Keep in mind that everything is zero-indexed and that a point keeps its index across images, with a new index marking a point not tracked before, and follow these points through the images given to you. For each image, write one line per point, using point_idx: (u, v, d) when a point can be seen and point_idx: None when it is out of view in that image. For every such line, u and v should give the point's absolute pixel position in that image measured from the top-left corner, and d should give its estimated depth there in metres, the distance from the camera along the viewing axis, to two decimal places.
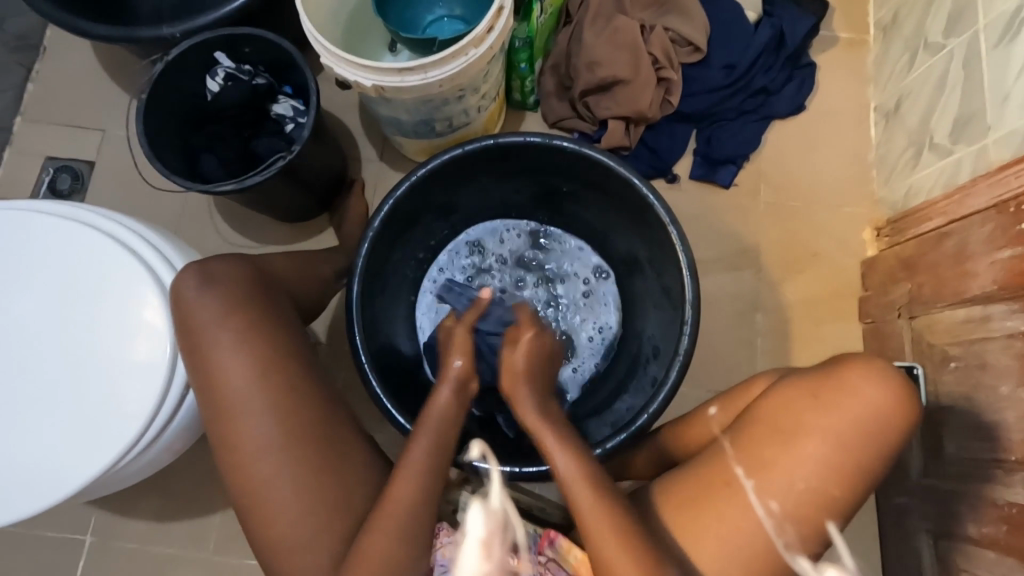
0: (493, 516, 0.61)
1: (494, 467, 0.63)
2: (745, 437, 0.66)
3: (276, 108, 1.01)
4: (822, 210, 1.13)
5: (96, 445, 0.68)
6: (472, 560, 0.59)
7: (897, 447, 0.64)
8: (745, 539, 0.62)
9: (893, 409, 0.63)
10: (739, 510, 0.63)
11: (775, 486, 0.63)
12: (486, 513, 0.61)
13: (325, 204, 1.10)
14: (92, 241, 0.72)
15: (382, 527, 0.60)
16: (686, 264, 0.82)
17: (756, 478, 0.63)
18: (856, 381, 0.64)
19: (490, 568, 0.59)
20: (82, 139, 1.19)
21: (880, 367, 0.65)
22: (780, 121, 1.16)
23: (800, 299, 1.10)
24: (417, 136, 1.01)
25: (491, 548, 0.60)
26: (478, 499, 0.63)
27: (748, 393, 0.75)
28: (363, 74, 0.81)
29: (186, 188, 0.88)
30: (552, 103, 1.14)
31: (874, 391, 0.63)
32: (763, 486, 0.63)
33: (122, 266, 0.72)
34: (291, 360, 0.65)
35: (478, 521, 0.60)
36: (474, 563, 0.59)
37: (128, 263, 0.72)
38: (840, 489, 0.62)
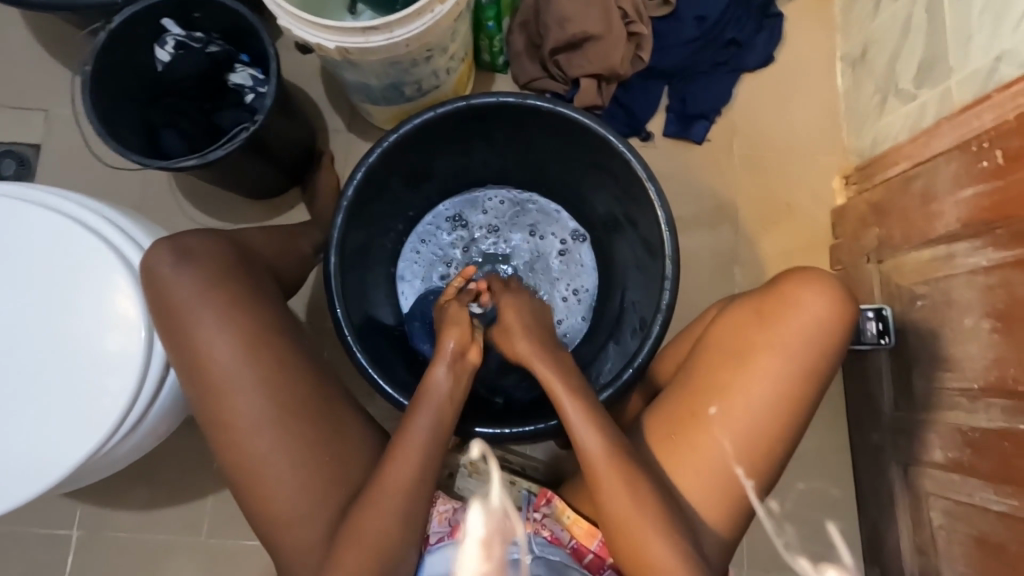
0: (493, 515, 0.67)
1: (494, 471, 0.71)
2: (702, 360, 0.70)
3: (234, 78, 0.96)
4: (793, 161, 1.15)
5: (76, 432, 0.65)
6: (473, 560, 0.64)
7: (839, 344, 0.68)
8: (714, 456, 0.66)
9: (832, 309, 0.67)
10: (705, 429, 0.67)
11: (736, 406, 0.66)
12: (487, 514, 0.66)
13: (294, 178, 1.06)
14: (50, 224, 0.69)
15: (385, 491, 0.61)
16: (664, 220, 0.83)
17: (741, 457, 0.66)
18: (796, 291, 0.68)
19: (489, 568, 0.63)
20: (23, 120, 1.11)
21: (817, 275, 0.69)
22: (749, 73, 1.17)
23: (775, 250, 1.13)
24: (386, 102, 0.98)
25: (491, 551, 0.64)
26: (478, 499, 0.68)
27: (704, 320, 0.82)
28: (325, 36, 0.77)
29: (144, 165, 0.83)
30: (523, 63, 1.11)
31: (811, 296, 0.67)
32: (727, 400, 0.67)
33: (85, 248, 0.68)
34: (277, 335, 0.64)
35: (478, 522, 0.66)
36: (474, 564, 0.63)
37: (93, 243, 0.68)
38: (796, 390, 0.66)
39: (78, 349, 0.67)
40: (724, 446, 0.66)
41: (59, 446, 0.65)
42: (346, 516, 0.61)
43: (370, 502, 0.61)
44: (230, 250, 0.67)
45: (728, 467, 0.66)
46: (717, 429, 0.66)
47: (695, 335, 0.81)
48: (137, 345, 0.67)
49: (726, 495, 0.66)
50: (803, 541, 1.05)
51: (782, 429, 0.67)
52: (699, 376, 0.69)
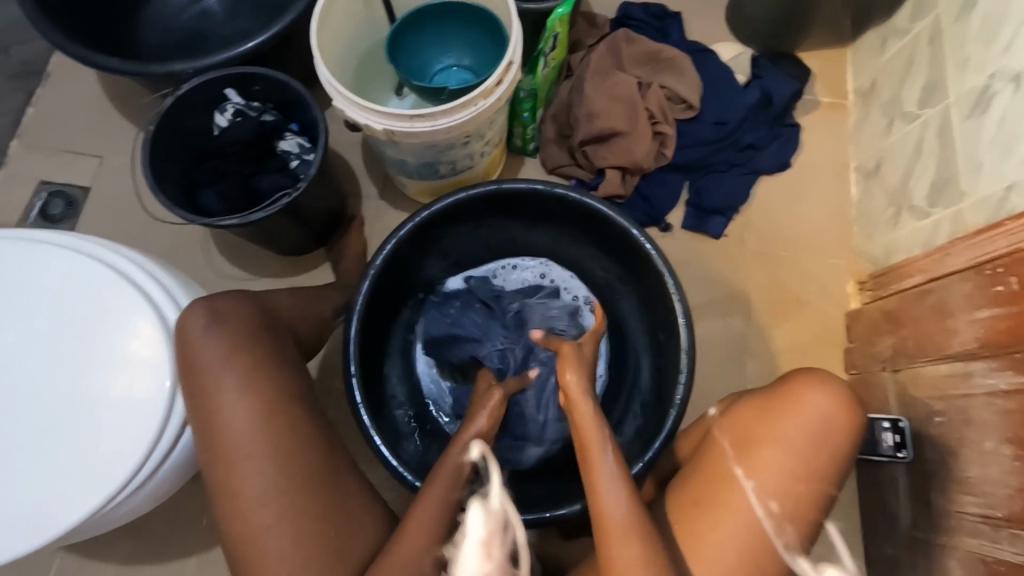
0: (493, 516, 0.55)
1: (493, 465, 0.57)
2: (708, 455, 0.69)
3: (282, 145, 1.02)
4: (808, 261, 1.18)
5: (84, 487, 0.65)
6: (472, 562, 0.53)
7: (847, 448, 0.67)
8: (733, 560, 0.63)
9: (837, 409, 0.66)
10: (715, 526, 0.64)
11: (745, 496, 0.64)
12: (487, 513, 0.55)
13: (324, 239, 1.10)
14: (93, 275, 0.71)
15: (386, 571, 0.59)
16: (681, 311, 0.84)
17: (756, 479, 0.65)
18: (800, 390, 0.67)
19: (491, 569, 0.53)
20: (78, 166, 1.18)
21: (821, 375, 0.68)
22: (767, 176, 1.22)
23: (789, 348, 1.13)
24: (420, 178, 1.03)
25: (491, 549, 0.54)
26: (477, 499, 0.56)
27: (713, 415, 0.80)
28: (374, 119, 0.83)
29: (187, 220, 0.87)
30: (552, 149, 1.18)
31: (819, 399, 0.67)
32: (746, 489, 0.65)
33: (123, 301, 0.70)
34: (295, 402, 0.64)
35: (478, 521, 0.54)
36: (474, 564, 0.53)
37: (128, 295, 0.70)
38: (811, 490, 0.65)
39: (99, 400, 0.68)
40: (734, 463, 0.66)
41: (66, 498, 0.65)
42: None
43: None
44: (258, 315, 0.69)
45: (739, 487, 0.65)
46: (729, 451, 0.67)
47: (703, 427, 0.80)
48: (157, 401, 0.67)
49: (738, 526, 0.64)
50: None
51: (790, 504, 0.65)
52: (704, 471, 0.68)
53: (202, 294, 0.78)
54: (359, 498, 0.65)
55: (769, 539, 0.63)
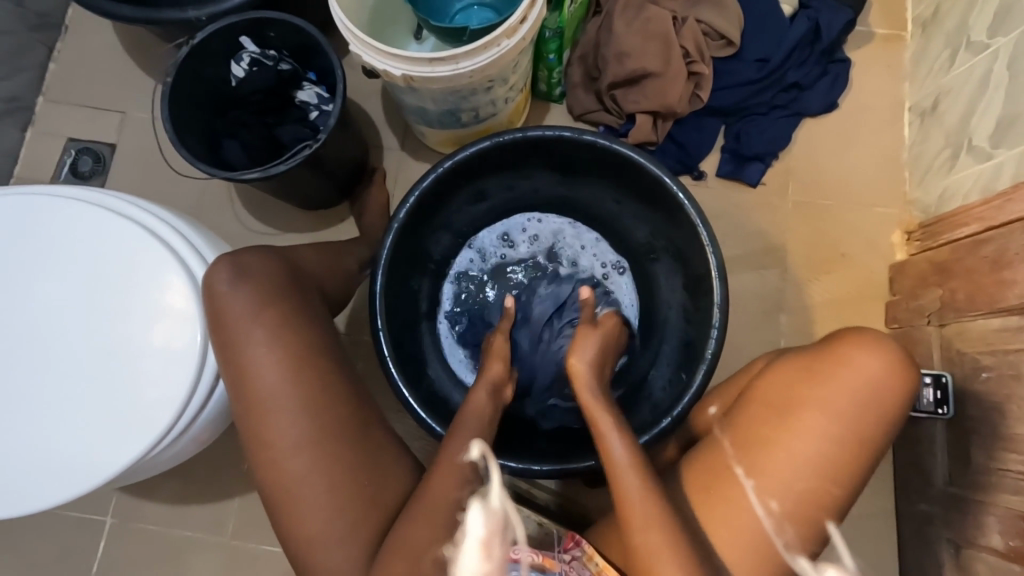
0: (493, 515, 0.54)
1: (493, 463, 0.56)
2: (740, 427, 0.67)
3: (300, 95, 0.99)
4: (852, 209, 1.11)
5: (127, 435, 0.67)
6: (471, 562, 0.52)
7: (895, 419, 0.64)
8: (750, 541, 0.63)
9: (887, 374, 0.64)
10: (738, 509, 0.63)
11: (780, 467, 0.63)
12: (486, 513, 0.54)
13: (346, 192, 1.10)
14: (122, 231, 0.72)
15: (421, 512, 0.61)
16: (715, 265, 0.81)
17: (756, 479, 0.63)
18: (848, 351, 0.65)
19: (490, 568, 0.52)
20: (104, 121, 1.18)
21: (874, 337, 0.65)
22: (811, 118, 1.14)
23: (826, 301, 1.08)
24: (442, 127, 1.00)
25: (491, 548, 0.53)
26: (477, 497, 0.56)
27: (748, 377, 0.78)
28: (393, 64, 0.79)
29: (211, 175, 0.86)
30: (579, 94, 1.12)
31: (871, 362, 0.64)
32: (764, 487, 0.63)
33: (152, 255, 0.71)
34: (323, 358, 0.65)
35: (477, 521, 0.53)
36: (473, 564, 0.52)
37: (156, 251, 0.71)
38: (839, 483, 0.63)
39: (137, 353, 0.70)
40: (733, 463, 0.65)
41: (112, 445, 0.67)
42: (389, 535, 0.61)
43: (408, 523, 0.61)
44: (284, 269, 0.69)
45: (738, 487, 0.64)
46: (755, 427, 0.66)
47: (737, 387, 0.79)
48: (190, 354, 0.69)
49: (744, 525, 0.63)
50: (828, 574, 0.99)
51: (824, 483, 0.63)
52: (740, 435, 0.66)
53: (229, 250, 0.79)
54: (387, 449, 0.65)
55: (772, 541, 0.62)
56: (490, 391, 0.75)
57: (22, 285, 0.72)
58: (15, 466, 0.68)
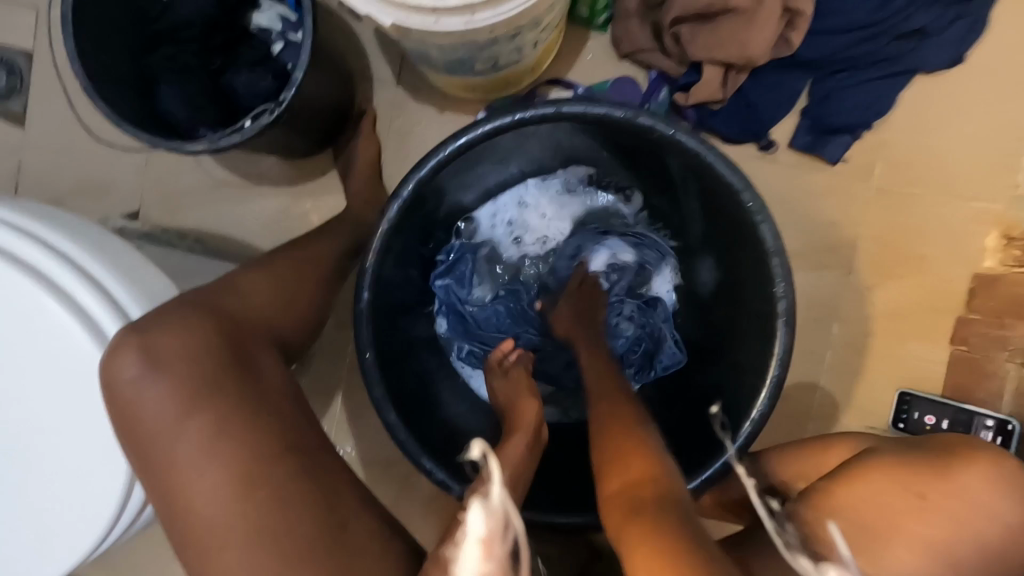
0: (494, 515, 0.49)
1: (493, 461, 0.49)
2: (824, 515, 0.58)
3: (259, 18, 0.74)
4: (947, 201, 0.91)
5: (66, 530, 0.55)
6: (471, 566, 0.47)
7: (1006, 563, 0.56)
8: None
9: (1002, 515, 0.56)
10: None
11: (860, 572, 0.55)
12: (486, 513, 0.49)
13: (327, 139, 0.89)
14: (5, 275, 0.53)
15: None
16: (783, 310, 0.64)
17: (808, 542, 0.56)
18: (966, 476, 0.57)
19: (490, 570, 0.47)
20: (14, 22, 0.92)
21: (1007, 470, 0.56)
22: (923, 75, 0.89)
23: (889, 311, 0.93)
24: (449, 74, 0.76)
25: (492, 548, 0.48)
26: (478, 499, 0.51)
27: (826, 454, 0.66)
28: (379, 8, 0.54)
29: (145, 142, 0.65)
30: (631, 26, 0.84)
31: (994, 496, 0.56)
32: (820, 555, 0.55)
33: (50, 309, 0.53)
34: (275, 458, 0.52)
35: (476, 520, 0.48)
36: (472, 567, 0.47)
37: (56, 300, 0.53)
38: None
39: (57, 431, 0.55)
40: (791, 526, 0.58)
41: (50, 542, 0.55)
42: None
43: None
44: (218, 344, 0.54)
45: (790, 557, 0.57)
46: (846, 523, 0.57)
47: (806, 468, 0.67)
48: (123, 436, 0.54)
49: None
50: None
51: None
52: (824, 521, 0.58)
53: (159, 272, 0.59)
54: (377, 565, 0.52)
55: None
56: (530, 438, 0.65)
57: None
58: None
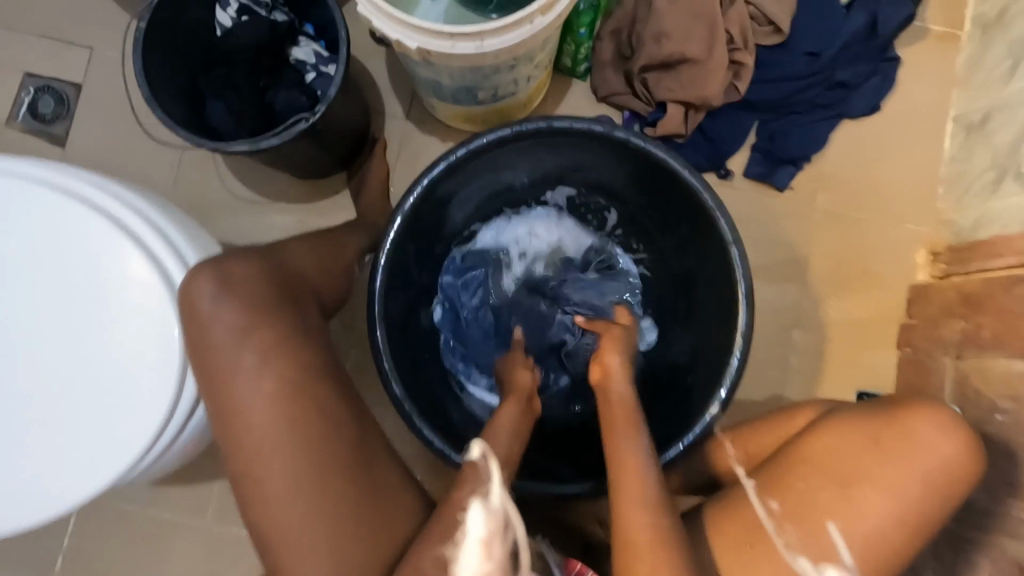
0: (493, 516, 0.55)
1: (494, 467, 0.59)
2: (784, 480, 0.65)
3: (297, 53, 0.88)
4: (880, 223, 1.06)
5: (100, 456, 0.60)
6: (472, 562, 0.52)
7: (951, 505, 0.63)
8: None
9: (950, 454, 0.62)
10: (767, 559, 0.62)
11: (823, 531, 0.62)
12: (487, 513, 0.55)
13: (345, 163, 1.01)
14: (81, 219, 0.61)
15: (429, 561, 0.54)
16: (743, 289, 0.74)
17: (776, 513, 0.63)
18: (916, 426, 0.63)
19: (491, 569, 0.52)
20: (68, 58, 1.05)
21: (946, 417, 0.64)
22: (850, 121, 1.06)
23: (841, 319, 1.04)
24: (456, 102, 0.89)
25: (491, 548, 0.53)
26: (478, 498, 0.57)
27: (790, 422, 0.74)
28: (407, 34, 0.68)
29: (193, 144, 0.76)
30: (607, 74, 1.01)
31: (936, 443, 0.63)
32: (789, 524, 0.63)
33: (117, 249, 0.61)
34: (323, 387, 0.58)
35: (477, 520, 0.54)
36: (473, 564, 0.52)
37: (123, 244, 0.61)
38: (876, 562, 0.61)
39: (105, 361, 0.60)
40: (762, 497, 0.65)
41: (80, 468, 0.59)
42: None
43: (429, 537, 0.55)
44: (277, 286, 0.61)
45: (761, 529, 0.63)
46: (805, 486, 0.64)
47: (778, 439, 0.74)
48: (169, 365, 0.60)
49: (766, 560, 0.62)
50: None
51: (866, 559, 0.61)
52: (787, 489, 0.64)
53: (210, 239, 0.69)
54: (394, 487, 0.58)
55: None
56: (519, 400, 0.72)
57: None
58: None
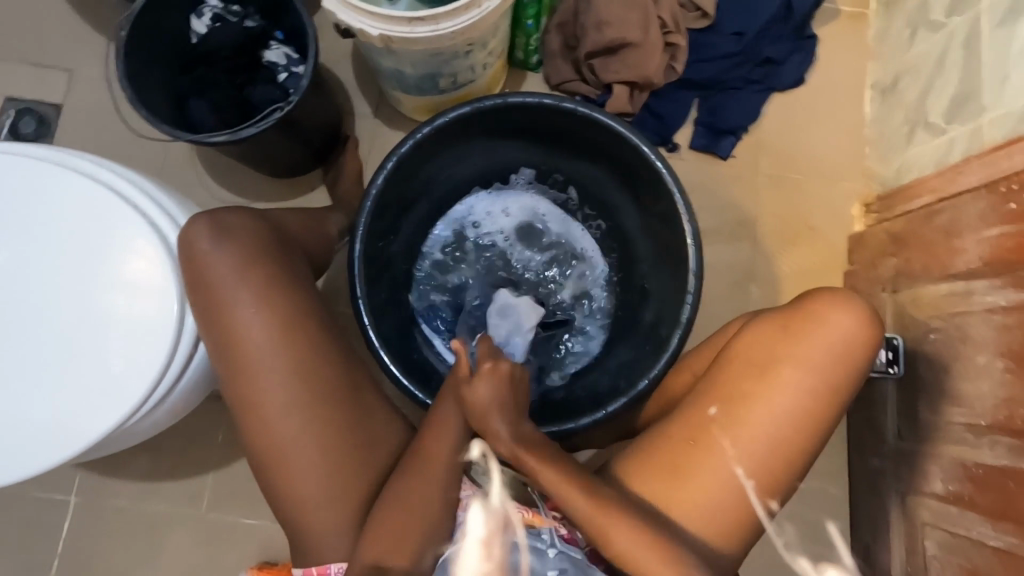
0: (493, 515, 0.63)
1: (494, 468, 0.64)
2: (722, 376, 0.74)
3: (269, 55, 0.95)
4: (817, 181, 1.16)
5: (102, 404, 0.65)
6: (472, 561, 0.61)
7: (860, 366, 0.71)
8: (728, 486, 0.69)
9: (860, 329, 0.71)
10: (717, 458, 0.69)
11: (754, 412, 0.70)
12: (487, 513, 0.63)
13: (320, 160, 1.06)
14: (84, 191, 0.68)
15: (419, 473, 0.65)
16: (691, 234, 0.82)
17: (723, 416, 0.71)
18: (821, 309, 0.72)
19: (490, 567, 0.61)
20: (48, 80, 1.11)
21: (844, 296, 0.73)
22: (780, 93, 1.17)
23: (791, 271, 1.13)
24: (420, 93, 0.97)
25: (491, 547, 0.62)
26: (478, 498, 0.65)
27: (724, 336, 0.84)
28: (370, 23, 0.76)
29: (176, 137, 0.82)
30: (557, 63, 1.11)
31: (842, 320, 0.71)
32: (730, 422, 0.71)
33: (119, 216, 0.68)
34: (308, 321, 0.66)
35: (478, 521, 0.63)
36: (474, 563, 0.61)
37: (125, 213, 0.68)
38: (804, 428, 0.70)
39: (109, 317, 0.66)
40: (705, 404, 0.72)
41: (84, 415, 0.64)
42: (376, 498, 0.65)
43: (410, 483, 0.65)
44: (266, 240, 0.68)
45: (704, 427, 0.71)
46: (734, 380, 0.72)
47: (716, 349, 0.83)
48: (167, 319, 0.66)
49: (723, 487, 0.69)
50: (797, 533, 1.06)
51: (795, 429, 0.70)
52: (720, 385, 0.73)
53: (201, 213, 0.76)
54: (377, 412, 0.68)
55: (750, 500, 0.69)
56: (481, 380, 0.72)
57: None
58: None
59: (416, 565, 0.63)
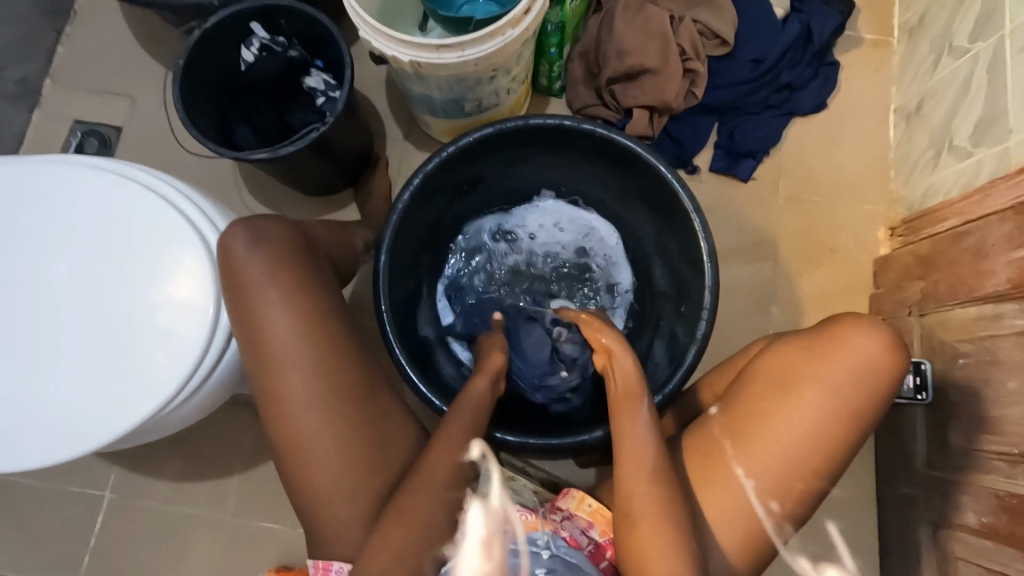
0: (492, 516, 0.67)
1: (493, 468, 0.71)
2: (740, 395, 0.73)
3: (309, 81, 1.02)
4: (840, 204, 1.15)
5: (141, 394, 0.69)
6: (472, 560, 0.64)
7: (884, 394, 0.70)
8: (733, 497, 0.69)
9: (883, 352, 0.70)
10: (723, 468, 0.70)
11: (772, 431, 0.69)
12: (486, 514, 0.67)
13: (350, 179, 1.12)
14: (138, 198, 0.74)
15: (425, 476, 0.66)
16: (707, 252, 0.83)
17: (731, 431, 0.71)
18: (847, 334, 0.71)
19: (489, 567, 0.64)
20: (112, 106, 1.21)
21: (869, 322, 0.72)
22: (801, 117, 1.18)
23: (814, 293, 1.12)
24: (446, 115, 1.03)
25: (489, 549, 0.65)
26: (478, 498, 0.69)
27: (747, 354, 0.83)
28: (401, 50, 0.82)
29: (221, 154, 0.89)
30: (579, 89, 1.15)
31: (866, 344, 0.70)
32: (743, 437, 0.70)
33: (167, 222, 0.74)
34: (329, 320, 0.70)
35: (478, 521, 0.67)
36: (474, 562, 0.64)
37: (173, 219, 0.74)
38: (824, 453, 0.69)
39: (151, 313, 0.72)
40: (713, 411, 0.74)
41: (124, 404, 0.69)
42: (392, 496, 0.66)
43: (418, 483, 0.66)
44: (294, 245, 0.73)
45: (716, 442, 0.72)
46: (753, 399, 0.72)
47: (736, 368, 0.83)
48: (205, 317, 0.71)
49: (716, 488, 0.69)
50: (805, 553, 1.01)
51: (810, 452, 0.69)
52: (739, 404, 0.73)
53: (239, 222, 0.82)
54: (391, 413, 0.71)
55: (748, 500, 0.69)
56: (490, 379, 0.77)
57: (39, 247, 0.74)
58: (30, 424, 0.69)
59: (424, 561, 0.64)
